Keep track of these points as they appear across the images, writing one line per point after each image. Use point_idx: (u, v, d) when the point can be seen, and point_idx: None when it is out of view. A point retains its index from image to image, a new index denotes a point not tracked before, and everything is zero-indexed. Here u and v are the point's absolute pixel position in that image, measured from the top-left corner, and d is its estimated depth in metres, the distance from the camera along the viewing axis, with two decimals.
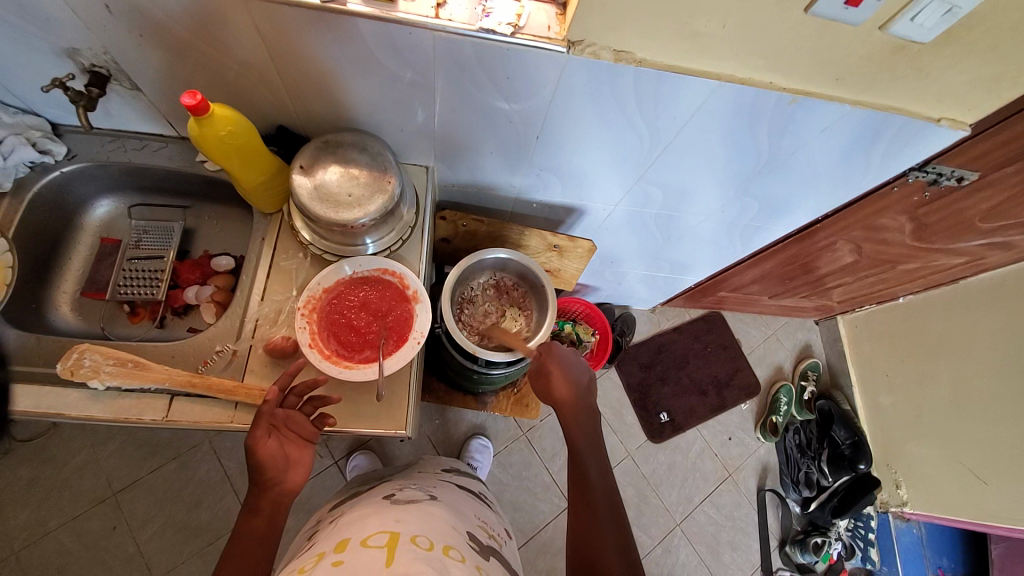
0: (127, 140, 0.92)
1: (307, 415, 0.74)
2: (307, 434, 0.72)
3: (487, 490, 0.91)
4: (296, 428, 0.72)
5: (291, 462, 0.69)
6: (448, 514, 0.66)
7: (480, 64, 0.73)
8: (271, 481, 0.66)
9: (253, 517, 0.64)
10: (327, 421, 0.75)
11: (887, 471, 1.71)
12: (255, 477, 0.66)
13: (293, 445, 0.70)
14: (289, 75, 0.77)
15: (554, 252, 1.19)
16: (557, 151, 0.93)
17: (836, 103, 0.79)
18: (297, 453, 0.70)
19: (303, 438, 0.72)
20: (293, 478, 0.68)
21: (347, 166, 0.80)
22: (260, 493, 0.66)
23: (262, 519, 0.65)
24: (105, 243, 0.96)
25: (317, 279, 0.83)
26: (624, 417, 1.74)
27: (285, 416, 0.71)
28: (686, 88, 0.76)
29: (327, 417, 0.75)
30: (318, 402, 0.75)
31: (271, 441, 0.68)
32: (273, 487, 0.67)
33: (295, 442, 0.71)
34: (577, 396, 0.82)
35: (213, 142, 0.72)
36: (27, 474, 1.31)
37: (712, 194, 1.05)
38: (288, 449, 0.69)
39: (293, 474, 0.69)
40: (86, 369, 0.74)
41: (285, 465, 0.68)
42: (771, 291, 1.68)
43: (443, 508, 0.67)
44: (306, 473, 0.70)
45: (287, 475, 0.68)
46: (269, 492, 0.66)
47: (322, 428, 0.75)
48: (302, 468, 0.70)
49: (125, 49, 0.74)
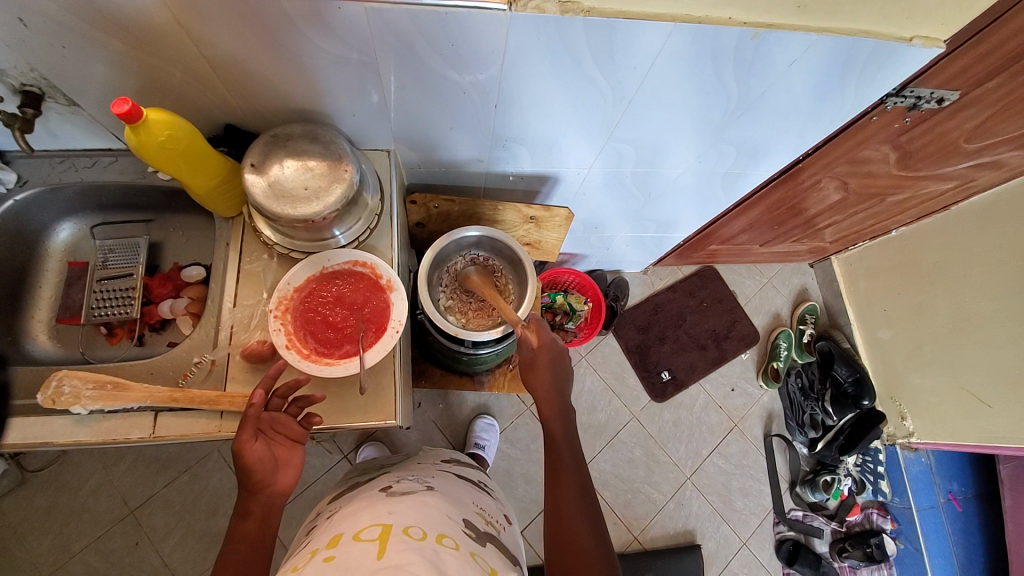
0: (77, 160, 0.90)
1: (293, 416, 0.72)
2: (296, 434, 0.71)
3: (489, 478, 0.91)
4: (284, 431, 0.70)
5: (279, 464, 0.68)
6: (443, 503, 0.66)
7: (421, 35, 0.69)
8: (260, 485, 0.65)
9: (245, 521, 0.64)
10: (313, 421, 0.73)
11: (891, 403, 1.73)
12: (245, 482, 0.65)
13: (282, 447, 0.69)
14: (226, 71, 0.74)
15: (532, 224, 1.15)
16: (519, 119, 0.90)
17: (801, 33, 0.75)
18: (286, 454, 0.69)
19: (292, 439, 0.71)
20: (283, 480, 0.68)
21: (301, 158, 0.77)
22: (249, 497, 0.65)
23: (254, 522, 0.65)
24: (72, 267, 0.93)
25: (286, 279, 0.81)
26: (626, 380, 1.75)
27: (271, 418, 0.69)
28: (644, 35, 0.72)
29: (312, 417, 0.73)
30: (303, 402, 0.73)
31: (259, 445, 0.66)
32: (262, 491, 0.66)
33: (283, 442, 0.70)
34: (557, 401, 0.83)
35: (153, 149, 0.69)
36: (44, 502, 1.33)
37: (687, 144, 1.02)
38: (276, 450, 0.68)
39: (283, 476, 0.68)
40: (67, 395, 0.74)
41: (274, 467, 0.67)
42: (762, 238, 1.65)
43: (440, 497, 0.68)
44: (296, 474, 0.69)
45: (276, 478, 0.67)
46: (259, 495, 0.66)
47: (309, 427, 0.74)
48: (292, 469, 0.69)
49: (48, 63, 0.70)
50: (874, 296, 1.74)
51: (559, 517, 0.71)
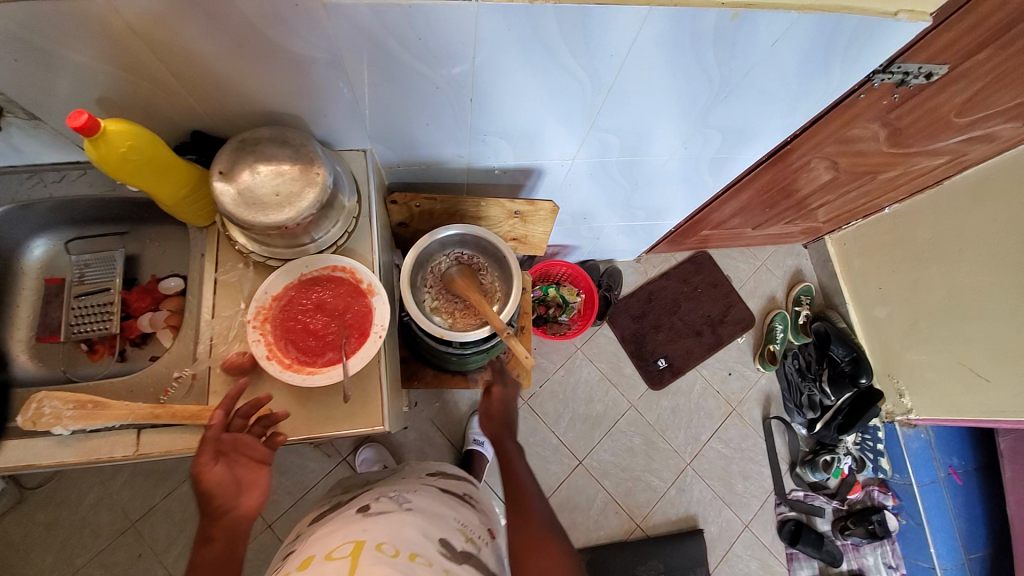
0: (44, 174, 0.88)
1: (258, 437, 0.73)
2: (260, 455, 0.72)
3: (477, 491, 0.90)
4: (248, 452, 0.71)
5: (243, 487, 0.69)
6: (419, 521, 0.65)
7: (388, 32, 0.67)
8: (222, 509, 0.66)
9: (207, 548, 0.64)
10: (277, 440, 0.74)
11: (888, 380, 1.72)
12: (206, 507, 0.66)
13: (245, 469, 0.70)
14: (188, 77, 0.71)
15: (517, 219, 1.13)
16: (498, 112, 0.88)
17: (782, 12, 0.73)
18: (250, 475, 0.70)
19: (256, 460, 0.72)
20: (247, 503, 0.68)
21: (271, 163, 0.75)
22: (212, 522, 0.66)
23: (217, 548, 0.65)
24: (49, 284, 0.92)
25: (264, 288, 0.80)
26: (623, 370, 1.74)
27: (232, 440, 0.70)
28: (620, 22, 0.70)
29: (277, 436, 0.74)
30: (267, 421, 0.75)
31: (219, 467, 0.68)
32: (225, 515, 0.66)
33: (247, 465, 0.70)
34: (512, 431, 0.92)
35: (115, 161, 0.67)
36: (44, 518, 1.34)
37: (672, 130, 1.00)
38: (239, 472, 0.69)
39: (247, 498, 0.69)
40: (47, 417, 0.72)
41: (237, 489, 0.68)
42: (754, 221, 1.64)
43: (418, 514, 0.67)
44: (261, 496, 0.70)
45: (239, 501, 0.68)
46: (222, 520, 0.66)
47: (275, 446, 0.75)
48: (256, 491, 0.70)
49: (2, 77, 0.68)
50: (869, 275, 1.73)
51: (525, 545, 0.72)
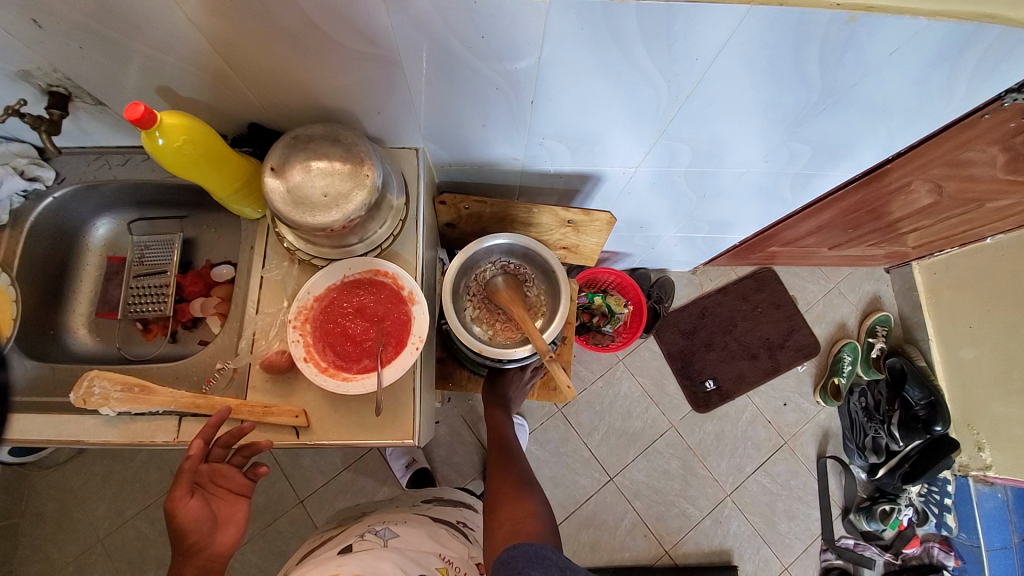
0: (110, 156, 0.90)
1: (236, 467, 0.75)
2: (238, 488, 0.74)
3: (471, 513, 1.04)
4: (225, 484, 0.73)
5: (218, 521, 0.70)
6: (399, 558, 0.78)
7: (447, 28, 0.62)
8: (197, 546, 0.68)
9: None
10: (256, 472, 0.76)
11: (967, 432, 1.53)
12: (182, 542, 0.67)
13: (221, 503, 0.72)
14: (243, 69, 0.69)
15: (569, 228, 1.06)
16: (558, 115, 0.81)
17: (906, 17, 0.61)
18: (226, 509, 0.72)
19: (234, 492, 0.74)
20: (222, 538, 0.70)
21: (322, 162, 0.73)
22: (185, 558, 0.67)
23: None
24: (111, 262, 0.95)
25: (307, 287, 0.78)
26: (666, 388, 1.65)
27: (210, 472, 0.72)
28: (708, 21, 0.60)
29: (255, 468, 0.76)
30: (246, 451, 0.75)
31: (194, 502, 0.68)
32: (199, 552, 0.68)
33: (222, 498, 0.73)
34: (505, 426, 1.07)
35: (172, 154, 0.67)
36: (101, 470, 1.50)
37: (753, 142, 0.89)
38: (216, 506, 0.72)
39: (222, 535, 0.70)
40: (97, 396, 0.75)
41: (212, 525, 0.69)
42: (832, 242, 1.48)
43: (396, 552, 0.79)
44: (237, 533, 0.72)
45: (214, 537, 0.69)
46: (195, 558, 0.68)
47: (254, 478, 0.76)
48: (232, 527, 0.72)
49: (70, 64, 0.68)
50: (959, 311, 1.53)
51: (512, 529, 0.80)
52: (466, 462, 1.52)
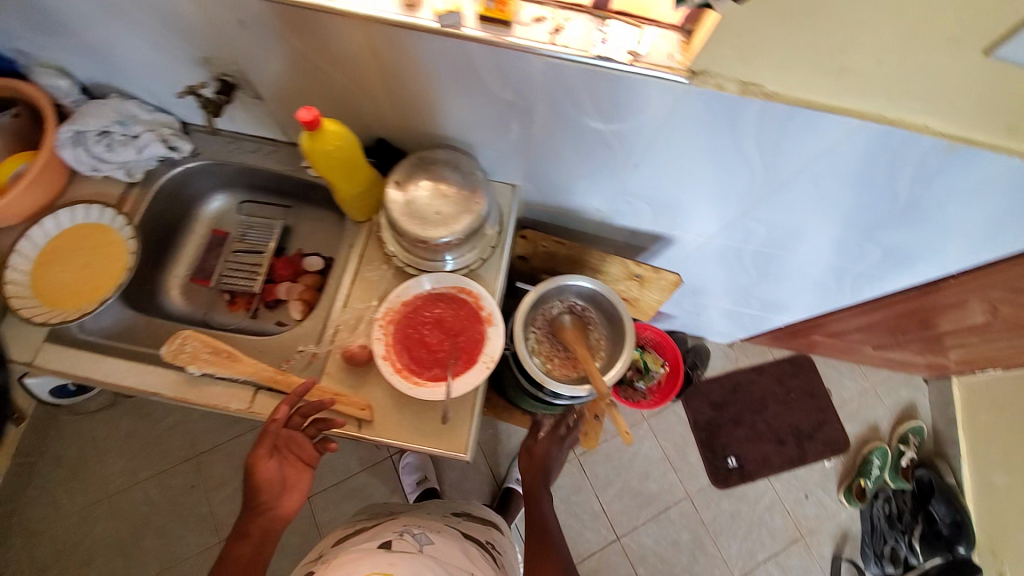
0: (242, 142, 0.99)
1: (310, 437, 0.78)
2: (307, 458, 0.78)
3: (499, 537, 1.04)
4: (297, 452, 0.77)
5: (286, 486, 0.75)
6: (440, 568, 0.79)
7: (587, 91, 0.69)
8: (265, 505, 0.74)
9: (243, 541, 0.72)
10: (326, 447, 0.79)
11: (991, 558, 1.46)
12: (254, 498, 0.73)
13: (292, 468, 0.77)
14: (396, 93, 0.78)
15: (635, 282, 1.10)
16: (656, 181, 0.87)
17: (1003, 156, 0.67)
18: (295, 476, 0.76)
19: (303, 461, 0.78)
20: (286, 504, 0.75)
21: (439, 183, 0.82)
22: (252, 517, 0.73)
23: (250, 544, 0.72)
24: (216, 235, 1.05)
25: (396, 292, 0.84)
26: (688, 457, 1.63)
27: (287, 438, 0.76)
28: (818, 130, 0.68)
29: (326, 444, 0.79)
30: (322, 424, 0.79)
31: (271, 463, 0.74)
32: (266, 511, 0.74)
33: (295, 464, 0.77)
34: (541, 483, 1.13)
35: (320, 154, 0.75)
36: (128, 426, 1.55)
37: (827, 236, 0.94)
38: (287, 472, 0.76)
39: (288, 499, 0.76)
40: (185, 354, 0.81)
41: (281, 489, 0.75)
42: (876, 342, 1.49)
43: (435, 562, 0.80)
44: (300, 499, 0.77)
45: (280, 501, 0.75)
46: (262, 516, 0.74)
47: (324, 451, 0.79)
48: (297, 493, 0.76)
49: (252, 62, 0.78)
50: (994, 433, 1.49)
51: None
52: (478, 491, 1.52)
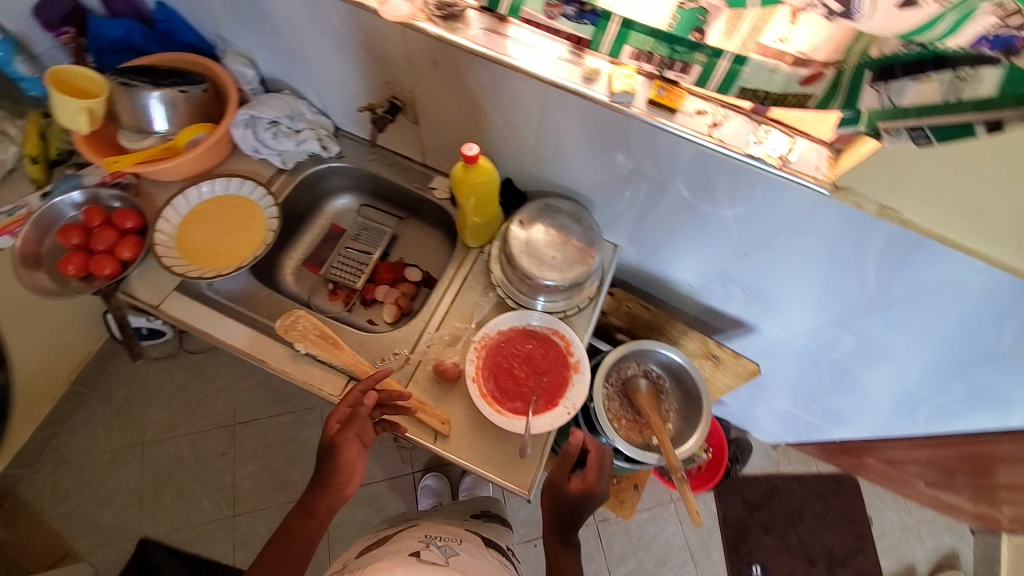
0: (382, 154, 1.09)
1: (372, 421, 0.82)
2: (368, 438, 0.82)
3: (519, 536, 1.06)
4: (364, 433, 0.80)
5: (356, 467, 0.79)
6: None
7: (727, 180, 0.75)
8: (337, 484, 0.78)
9: (308, 519, 0.76)
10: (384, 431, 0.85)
11: None
12: (329, 478, 0.77)
13: (358, 448, 0.80)
14: (543, 145, 0.87)
15: (709, 360, 1.12)
16: (760, 272, 0.91)
17: None
18: (361, 457, 0.80)
19: (365, 442, 0.81)
20: (351, 484, 0.80)
21: (559, 231, 0.89)
22: (320, 496, 0.77)
23: (315, 521, 0.76)
24: (334, 229, 1.14)
25: (495, 321, 0.89)
26: (710, 552, 1.57)
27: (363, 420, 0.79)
28: (941, 263, 0.71)
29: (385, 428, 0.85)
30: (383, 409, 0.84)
31: (354, 443, 0.78)
32: (335, 490, 0.78)
33: (360, 445, 0.80)
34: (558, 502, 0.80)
35: (467, 184, 0.85)
36: (180, 380, 1.63)
37: (916, 362, 0.95)
38: (356, 452, 0.79)
39: (352, 479, 0.80)
40: (295, 331, 0.87)
41: (352, 469, 0.79)
42: (932, 480, 1.43)
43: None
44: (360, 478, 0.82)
45: (349, 479, 0.79)
46: (331, 495, 0.78)
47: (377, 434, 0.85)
48: (359, 473, 0.81)
49: (425, 94, 0.89)
50: None
51: None
52: None
